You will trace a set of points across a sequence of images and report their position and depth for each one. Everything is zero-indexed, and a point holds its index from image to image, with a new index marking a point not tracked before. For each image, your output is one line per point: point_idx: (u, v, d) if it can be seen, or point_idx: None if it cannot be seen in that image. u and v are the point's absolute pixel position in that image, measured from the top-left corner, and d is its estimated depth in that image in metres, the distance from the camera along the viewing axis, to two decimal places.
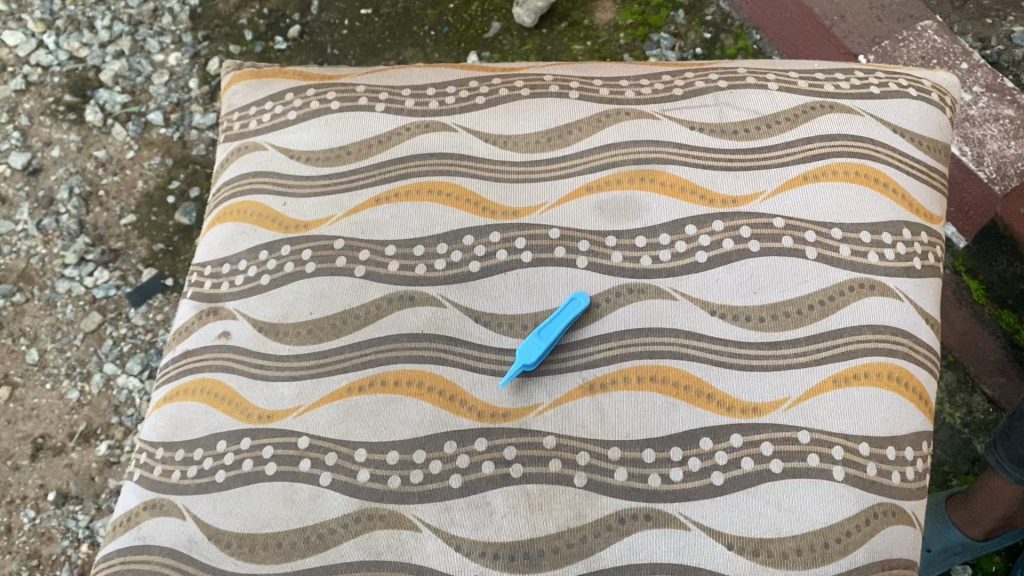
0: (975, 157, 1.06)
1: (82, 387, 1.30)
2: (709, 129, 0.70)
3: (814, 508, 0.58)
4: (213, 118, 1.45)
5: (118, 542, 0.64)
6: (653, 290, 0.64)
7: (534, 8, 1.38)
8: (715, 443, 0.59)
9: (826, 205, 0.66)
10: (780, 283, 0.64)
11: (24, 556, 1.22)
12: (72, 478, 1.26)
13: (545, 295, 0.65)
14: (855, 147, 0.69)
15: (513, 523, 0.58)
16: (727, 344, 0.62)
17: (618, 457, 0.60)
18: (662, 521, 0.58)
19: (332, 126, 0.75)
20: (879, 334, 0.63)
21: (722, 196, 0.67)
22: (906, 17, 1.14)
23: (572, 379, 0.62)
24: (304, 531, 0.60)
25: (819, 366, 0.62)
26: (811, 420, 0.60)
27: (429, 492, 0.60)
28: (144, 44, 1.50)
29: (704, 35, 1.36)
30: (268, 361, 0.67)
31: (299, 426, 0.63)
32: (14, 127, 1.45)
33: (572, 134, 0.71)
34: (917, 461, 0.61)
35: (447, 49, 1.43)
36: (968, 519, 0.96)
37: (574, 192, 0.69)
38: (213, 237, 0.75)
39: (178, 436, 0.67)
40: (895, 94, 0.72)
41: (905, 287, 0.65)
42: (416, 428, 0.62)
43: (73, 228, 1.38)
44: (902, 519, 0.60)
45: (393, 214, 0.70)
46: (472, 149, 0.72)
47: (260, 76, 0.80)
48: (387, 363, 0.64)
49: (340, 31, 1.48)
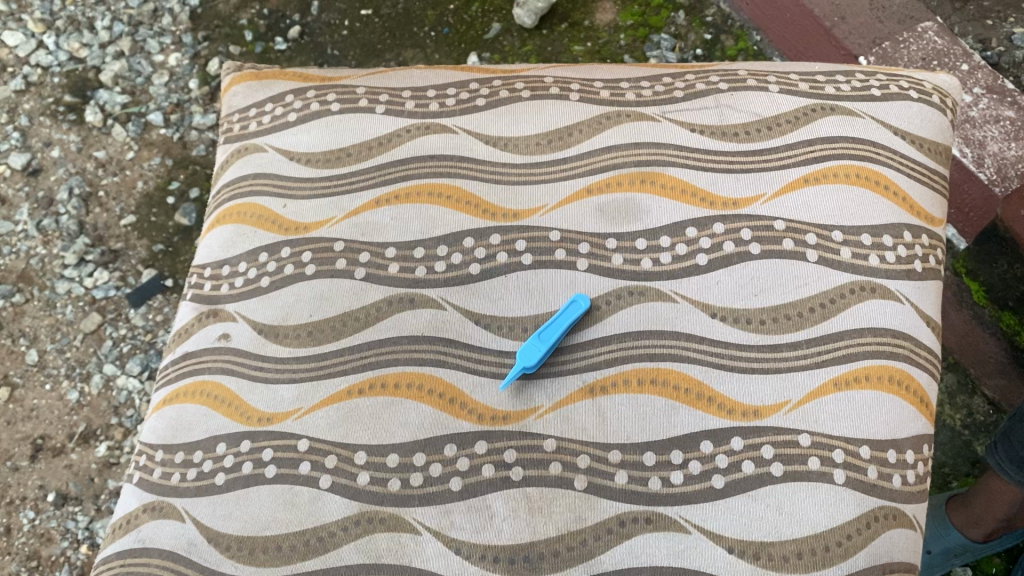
0: (976, 158, 1.06)
1: (81, 388, 1.30)
2: (709, 131, 0.70)
3: (815, 511, 0.58)
4: (213, 119, 1.45)
5: (117, 545, 0.64)
6: (654, 293, 0.64)
7: (534, 9, 1.38)
8: (716, 446, 0.59)
9: (827, 207, 0.66)
10: (781, 286, 0.64)
11: (24, 557, 1.22)
12: (72, 478, 1.25)
13: (546, 297, 0.65)
14: (856, 149, 0.69)
15: (513, 526, 0.58)
16: (728, 347, 0.62)
17: (619, 460, 0.60)
18: (662, 525, 0.58)
19: (332, 128, 0.74)
20: (880, 336, 0.63)
21: (722, 198, 0.67)
22: (907, 19, 1.14)
23: (573, 382, 0.62)
24: (304, 533, 0.59)
25: (819, 369, 0.62)
26: (811, 423, 0.60)
27: (429, 495, 0.59)
28: (144, 45, 1.50)
29: (704, 36, 1.36)
30: (268, 364, 0.66)
31: (299, 428, 0.63)
32: (14, 128, 1.45)
33: (572, 136, 0.71)
34: (918, 464, 0.61)
35: (448, 50, 1.43)
36: (968, 521, 0.95)
37: (575, 194, 0.68)
38: (213, 238, 0.75)
39: (177, 438, 0.66)
40: (895, 96, 0.72)
41: (906, 289, 0.65)
42: (416, 431, 0.62)
43: (73, 228, 1.38)
44: (903, 522, 0.60)
45: (393, 216, 0.70)
46: (472, 151, 0.72)
47: (261, 78, 0.80)
48: (387, 365, 0.64)
49: (340, 32, 1.48)
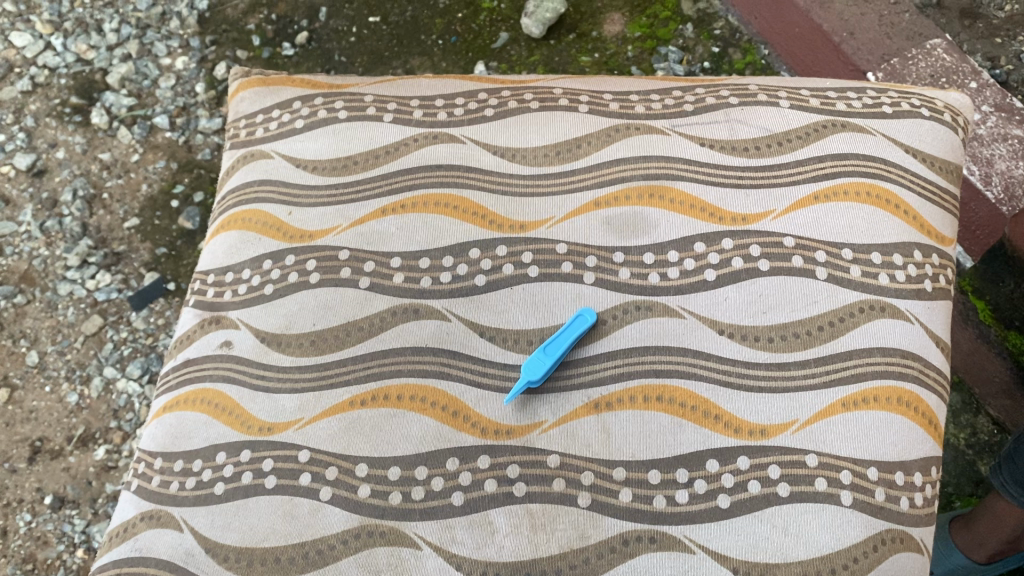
0: (983, 177, 1.04)
1: (81, 391, 1.29)
2: (720, 146, 0.70)
3: (822, 532, 0.57)
4: (219, 123, 1.45)
5: (115, 553, 0.63)
6: (660, 308, 0.64)
7: (543, 20, 1.38)
8: (722, 465, 0.59)
9: (837, 224, 0.66)
10: (789, 304, 0.63)
11: (20, 560, 1.21)
12: (70, 482, 1.25)
13: (551, 311, 0.64)
14: (867, 167, 0.68)
15: (513, 543, 0.57)
16: (734, 364, 0.62)
17: (624, 477, 0.59)
18: (666, 544, 0.57)
19: (340, 136, 0.74)
20: (889, 356, 0.62)
21: (732, 213, 0.66)
22: (915, 35, 1.13)
23: (578, 397, 0.61)
24: (303, 546, 0.59)
25: (828, 389, 0.61)
26: (819, 443, 0.59)
27: (430, 510, 0.59)
28: (151, 48, 1.50)
29: (712, 49, 1.36)
30: (270, 373, 0.66)
31: (300, 438, 0.63)
32: (19, 128, 1.45)
33: (580, 148, 0.71)
34: (926, 486, 0.61)
35: (455, 59, 1.43)
36: (971, 542, 0.94)
37: (583, 207, 0.68)
38: (217, 245, 0.74)
39: (177, 446, 0.66)
40: (906, 114, 0.72)
41: (915, 309, 0.65)
42: (418, 443, 0.61)
43: (76, 230, 1.38)
44: (910, 547, 0.59)
45: (398, 225, 0.69)
46: (480, 162, 0.71)
47: (268, 84, 0.80)
48: (390, 377, 0.63)
49: (348, 38, 1.48)
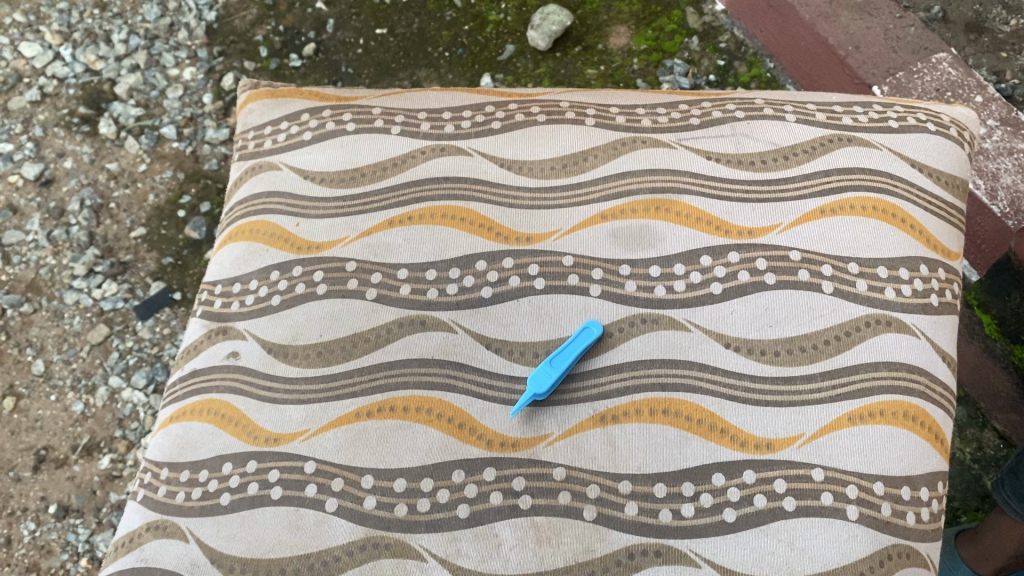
0: (988, 191, 1.05)
1: (87, 400, 1.30)
2: (726, 160, 0.70)
3: (828, 547, 0.57)
4: (226, 133, 1.46)
5: (119, 563, 0.63)
6: (666, 321, 0.64)
7: (548, 33, 1.40)
8: (728, 479, 0.58)
9: (843, 238, 0.66)
10: (796, 318, 0.63)
11: (23, 569, 1.21)
12: (74, 491, 1.25)
13: (557, 322, 0.65)
14: (873, 181, 0.68)
15: (519, 556, 0.57)
16: (740, 379, 0.62)
17: (629, 491, 0.59)
18: (672, 558, 0.57)
19: (348, 149, 0.75)
20: (895, 371, 0.62)
21: (738, 227, 0.67)
22: (920, 49, 1.13)
23: (584, 410, 0.61)
24: (308, 557, 0.59)
25: (834, 404, 0.61)
26: (825, 457, 0.59)
27: (435, 522, 0.59)
28: (159, 59, 1.51)
29: (718, 62, 1.37)
30: (278, 384, 0.66)
31: (306, 450, 0.63)
32: (28, 138, 1.47)
33: (586, 161, 0.71)
34: (932, 501, 0.60)
35: (461, 70, 1.44)
36: (977, 556, 0.93)
37: (589, 220, 0.68)
38: (225, 256, 0.75)
39: (183, 457, 0.66)
40: (913, 128, 0.72)
41: (922, 323, 0.65)
42: (424, 455, 0.61)
43: (83, 239, 1.39)
44: (916, 562, 0.58)
45: (405, 237, 0.69)
46: (487, 174, 0.72)
47: (276, 96, 0.80)
48: (396, 389, 0.64)
49: (354, 50, 1.49)
